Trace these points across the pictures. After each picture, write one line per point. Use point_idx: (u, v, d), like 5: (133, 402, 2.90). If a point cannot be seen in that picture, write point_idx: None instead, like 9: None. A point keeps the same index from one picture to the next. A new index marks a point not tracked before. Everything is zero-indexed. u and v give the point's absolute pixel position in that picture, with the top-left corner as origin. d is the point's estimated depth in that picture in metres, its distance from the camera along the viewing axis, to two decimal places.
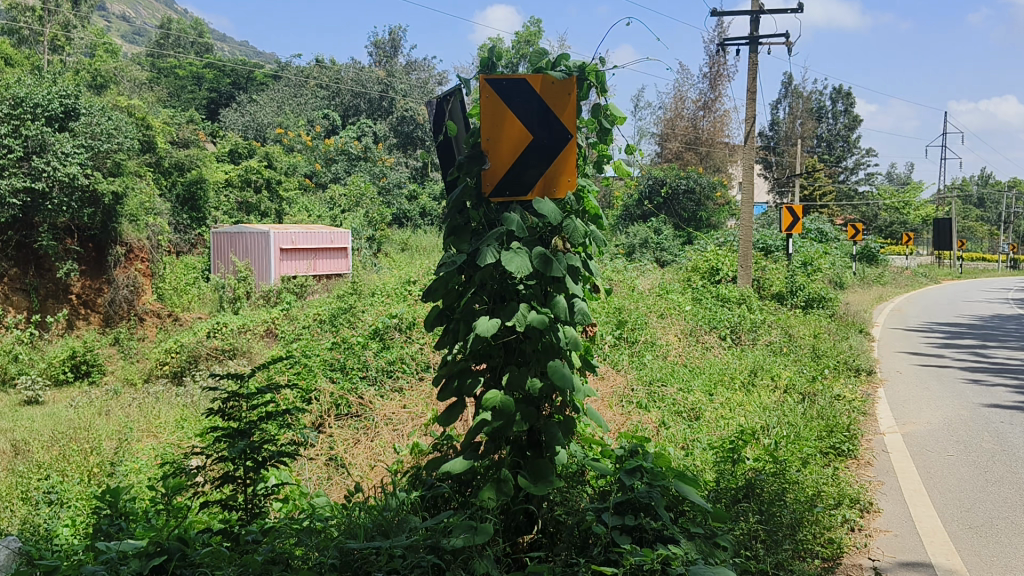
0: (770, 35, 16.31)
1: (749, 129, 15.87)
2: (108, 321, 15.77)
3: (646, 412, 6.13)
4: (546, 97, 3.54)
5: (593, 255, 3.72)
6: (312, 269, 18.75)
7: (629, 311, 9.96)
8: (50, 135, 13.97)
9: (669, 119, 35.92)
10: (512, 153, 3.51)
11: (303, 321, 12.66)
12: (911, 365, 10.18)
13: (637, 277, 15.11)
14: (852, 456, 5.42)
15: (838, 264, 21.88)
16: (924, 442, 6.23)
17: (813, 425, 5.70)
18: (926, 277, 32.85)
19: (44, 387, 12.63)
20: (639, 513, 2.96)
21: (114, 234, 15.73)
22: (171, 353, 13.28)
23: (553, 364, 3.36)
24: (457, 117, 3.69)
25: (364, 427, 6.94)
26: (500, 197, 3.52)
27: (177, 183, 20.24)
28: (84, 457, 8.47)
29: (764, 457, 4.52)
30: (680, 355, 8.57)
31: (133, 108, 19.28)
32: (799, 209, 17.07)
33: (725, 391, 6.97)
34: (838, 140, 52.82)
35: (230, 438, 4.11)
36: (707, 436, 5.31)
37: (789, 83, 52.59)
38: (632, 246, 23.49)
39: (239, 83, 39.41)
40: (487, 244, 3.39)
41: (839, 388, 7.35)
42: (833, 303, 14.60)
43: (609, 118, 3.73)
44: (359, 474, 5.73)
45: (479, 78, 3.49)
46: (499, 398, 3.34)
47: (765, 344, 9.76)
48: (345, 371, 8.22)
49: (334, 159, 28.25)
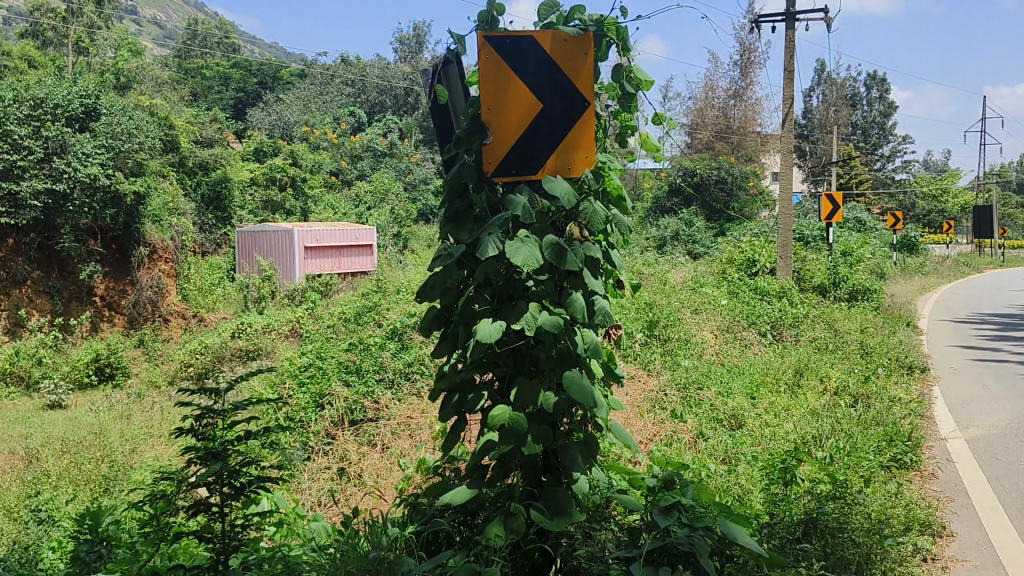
0: (805, 13, 15.61)
1: (787, 114, 15.16)
2: (132, 323, 15.44)
3: (683, 422, 5.53)
4: (557, 58, 2.98)
5: (617, 244, 3.16)
6: (336, 267, 18.30)
7: (660, 306, 9.35)
8: (70, 136, 13.59)
9: (699, 109, 35.26)
10: (519, 124, 2.96)
11: (327, 319, 12.19)
12: (965, 360, 9.48)
13: (670, 270, 14.54)
14: (916, 468, 4.81)
15: (878, 254, 21.03)
16: (991, 448, 5.61)
17: (871, 433, 5.08)
18: (969, 266, 31.80)
19: (67, 391, 12.31)
20: (677, 563, 2.38)
21: (137, 235, 15.52)
22: (195, 354, 12.92)
23: (570, 374, 2.82)
24: (453, 81, 3.12)
25: (378, 436, 6.42)
26: (506, 176, 2.96)
27: (202, 183, 19.99)
28: (94, 467, 8.04)
29: (820, 477, 3.91)
30: (717, 354, 8.00)
31: (155, 107, 19.10)
32: (838, 195, 16.24)
33: (769, 394, 6.37)
34: (874, 127, 51.63)
35: (203, 461, 3.48)
36: (753, 450, 4.75)
37: (821, 70, 51.73)
38: (663, 239, 22.95)
39: (266, 82, 39.19)
40: (489, 232, 2.83)
41: (895, 388, 6.70)
42: (878, 295, 13.92)
43: (634, 82, 3.15)
44: (367, 490, 5.26)
45: (478, 36, 2.93)
46: (507, 416, 2.80)
47: (809, 341, 9.12)
48: (360, 373, 7.66)
49: (360, 156, 27.73)
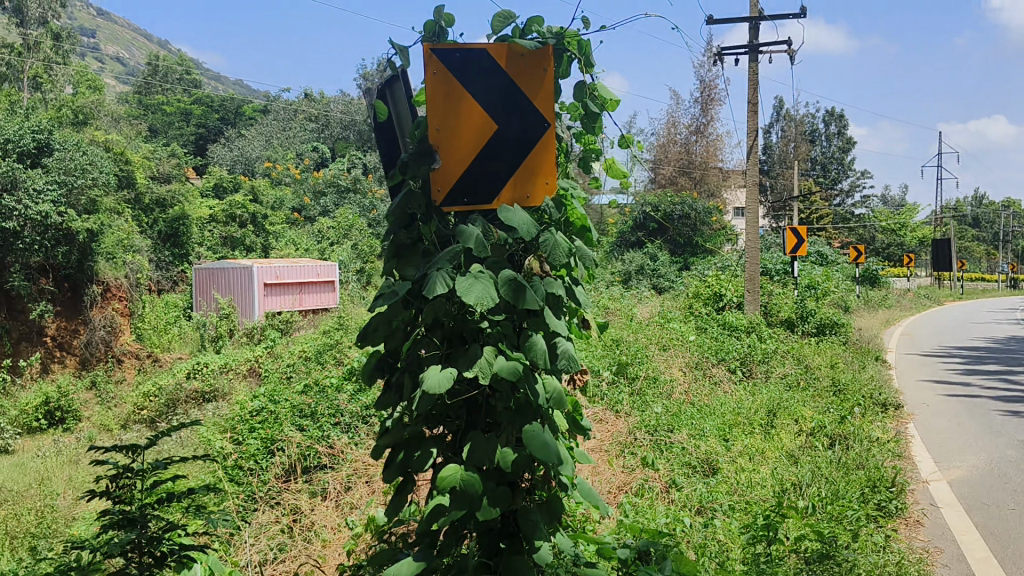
0: (769, 44, 15.59)
1: (751, 147, 15.04)
2: (84, 364, 14.83)
3: (654, 469, 5.19)
4: (513, 73, 2.68)
5: (581, 280, 2.86)
6: (297, 304, 17.81)
7: (627, 344, 9.06)
8: (21, 172, 13.08)
9: (662, 145, 35.31)
10: (472, 146, 2.65)
11: (287, 357, 11.72)
12: (936, 396, 9.29)
13: (636, 306, 14.28)
14: (901, 516, 4.52)
15: (842, 287, 20.98)
16: (975, 491, 5.35)
17: (854, 479, 4.78)
18: (930, 299, 32.00)
19: (14, 435, 11.68)
20: None
21: (90, 274, 15.01)
22: (149, 397, 12.36)
23: (530, 428, 2.48)
24: (400, 102, 2.80)
25: (331, 485, 6.02)
26: (457, 206, 2.65)
27: (159, 220, 19.47)
28: (33, 518, 7.50)
29: (808, 537, 3.62)
30: (687, 393, 7.71)
31: (111, 143, 18.65)
32: (802, 229, 16.11)
33: (743, 436, 6.08)
34: (833, 162, 52.23)
35: (116, 529, 3.08)
36: (730, 500, 4.46)
37: (780, 107, 52.42)
38: (627, 273, 22.80)
39: (228, 117, 38.80)
40: (438, 268, 2.50)
41: (873, 428, 6.43)
42: (846, 329, 13.77)
43: (599, 101, 2.85)
44: (316, 548, 4.87)
45: (424, 49, 2.62)
46: (459, 476, 2.46)
47: (779, 378, 8.85)
48: (316, 418, 7.23)
49: (323, 192, 27.28)
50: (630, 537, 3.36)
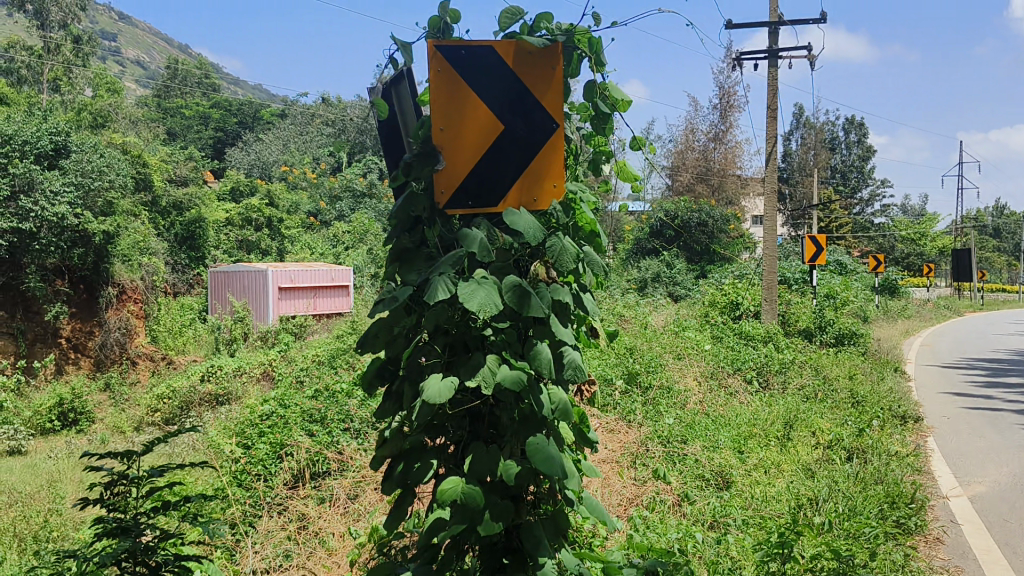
0: (789, 49, 15.42)
1: (770, 154, 14.87)
2: (99, 365, 14.87)
3: (666, 481, 5.08)
4: (520, 73, 2.58)
5: (589, 287, 2.75)
6: (311, 308, 17.75)
7: (641, 352, 8.93)
8: (39, 173, 13.09)
9: (679, 151, 35.12)
10: (477, 147, 2.56)
11: (300, 361, 11.65)
12: (957, 408, 9.11)
13: (651, 313, 14.15)
14: (920, 533, 4.38)
15: (860, 297, 20.72)
16: (997, 508, 5.19)
17: (872, 494, 4.63)
18: (949, 310, 31.64)
19: (27, 436, 11.67)
20: None
21: (106, 276, 15.05)
22: (163, 399, 12.33)
23: (534, 440, 2.38)
24: (405, 102, 2.70)
25: (337, 492, 5.94)
26: (461, 209, 2.56)
27: (175, 223, 19.47)
28: (42, 520, 7.45)
29: (825, 555, 3.47)
30: (702, 403, 7.58)
31: (129, 145, 18.67)
32: (821, 237, 15.92)
33: (759, 449, 5.95)
34: (852, 170, 51.87)
35: (109, 537, 2.97)
36: (744, 514, 4.35)
37: (799, 114, 52.11)
38: (643, 281, 22.66)
39: (247, 121, 38.92)
40: (440, 272, 2.40)
41: (891, 441, 6.27)
42: (864, 339, 13.58)
43: (609, 101, 2.75)
44: (320, 557, 4.78)
45: (429, 47, 2.52)
46: (459, 489, 2.36)
47: (797, 389, 8.69)
48: (325, 423, 7.14)
49: (339, 197, 27.24)
50: (637, 554, 3.25)
